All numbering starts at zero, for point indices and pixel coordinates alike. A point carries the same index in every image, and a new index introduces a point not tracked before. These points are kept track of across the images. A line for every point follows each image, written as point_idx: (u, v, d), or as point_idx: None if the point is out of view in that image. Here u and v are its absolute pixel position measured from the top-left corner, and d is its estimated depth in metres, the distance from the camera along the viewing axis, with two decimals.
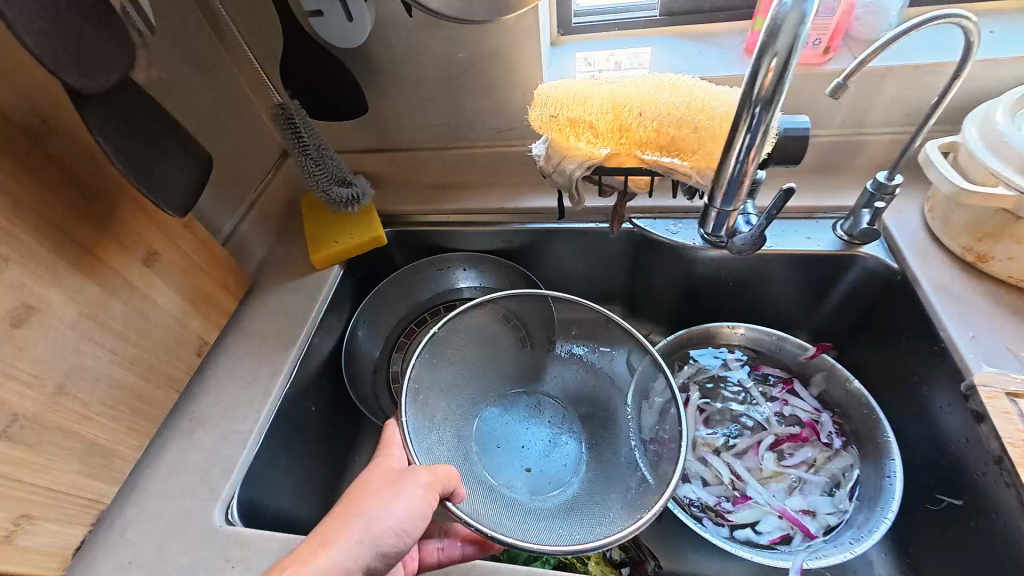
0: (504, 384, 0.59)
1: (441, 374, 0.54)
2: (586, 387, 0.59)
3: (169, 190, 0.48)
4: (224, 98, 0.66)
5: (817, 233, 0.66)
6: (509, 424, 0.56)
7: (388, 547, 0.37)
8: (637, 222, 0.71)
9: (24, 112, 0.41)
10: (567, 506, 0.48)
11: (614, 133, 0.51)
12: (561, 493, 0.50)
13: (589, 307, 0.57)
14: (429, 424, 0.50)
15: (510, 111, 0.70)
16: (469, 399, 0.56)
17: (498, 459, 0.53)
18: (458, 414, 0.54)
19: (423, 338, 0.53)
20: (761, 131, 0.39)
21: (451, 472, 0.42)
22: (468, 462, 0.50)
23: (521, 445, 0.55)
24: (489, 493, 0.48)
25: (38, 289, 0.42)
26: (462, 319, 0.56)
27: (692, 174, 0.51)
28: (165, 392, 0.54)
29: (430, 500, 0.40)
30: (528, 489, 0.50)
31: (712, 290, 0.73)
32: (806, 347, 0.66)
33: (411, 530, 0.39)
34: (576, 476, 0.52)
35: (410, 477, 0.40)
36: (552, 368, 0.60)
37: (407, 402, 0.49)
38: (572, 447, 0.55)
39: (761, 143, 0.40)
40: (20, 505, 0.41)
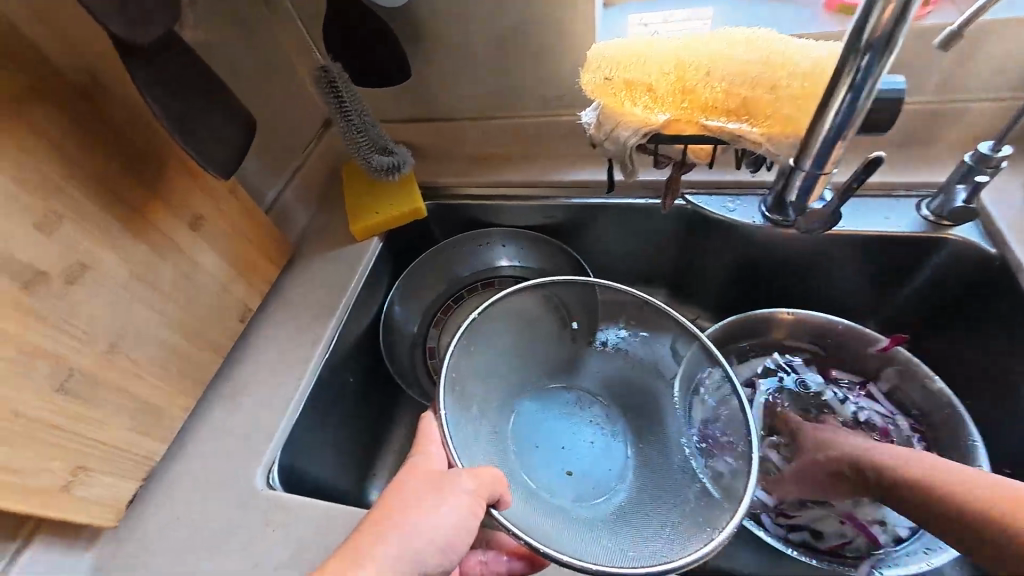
0: (541, 378, 0.56)
1: (478, 364, 0.50)
2: (627, 382, 0.55)
3: (212, 152, 0.47)
4: (268, 63, 0.65)
5: (897, 213, 0.61)
6: (548, 423, 0.53)
7: (434, 565, 0.37)
8: (690, 198, 0.66)
9: (78, 70, 0.42)
10: (614, 515, 0.45)
11: (675, 96, 0.46)
12: (606, 501, 0.47)
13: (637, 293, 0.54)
14: (466, 417, 0.47)
15: (558, 77, 0.66)
16: (506, 393, 0.53)
17: (537, 459, 0.50)
18: (495, 409, 0.51)
19: (462, 324, 0.49)
20: (864, 90, 0.38)
21: (496, 479, 0.40)
22: (507, 462, 0.47)
23: (561, 445, 0.52)
24: (530, 498, 0.45)
25: (89, 248, 0.42)
26: (503, 305, 0.52)
27: (763, 142, 0.45)
28: (211, 355, 0.55)
29: (476, 510, 0.39)
30: (572, 495, 0.47)
31: (771, 273, 0.68)
32: (878, 338, 0.60)
33: (453, 545, 0.38)
34: (623, 482, 0.48)
35: (452, 484, 0.39)
36: (590, 361, 0.57)
37: (445, 394, 0.46)
38: (615, 451, 0.51)
39: (864, 102, 0.39)
40: (76, 456, 0.43)
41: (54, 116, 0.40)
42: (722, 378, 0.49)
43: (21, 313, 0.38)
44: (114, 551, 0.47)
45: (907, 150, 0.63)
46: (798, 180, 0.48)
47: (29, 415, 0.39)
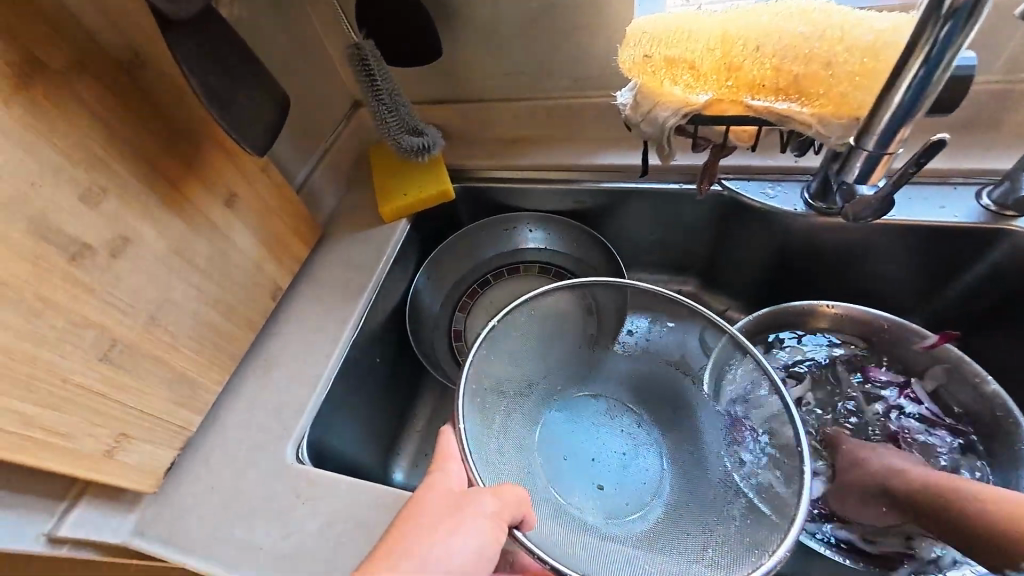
0: (564, 384, 0.55)
1: (497, 371, 0.50)
2: (655, 383, 0.54)
3: (248, 129, 0.48)
4: (299, 41, 0.65)
5: (953, 203, 0.57)
6: (575, 434, 0.52)
7: None
8: (727, 183, 0.63)
9: (119, 46, 0.42)
10: (650, 535, 0.45)
11: (720, 74, 0.44)
12: (641, 517, 0.46)
13: (660, 291, 0.52)
14: (486, 431, 0.46)
15: (593, 55, 0.63)
16: (529, 402, 0.52)
17: (567, 471, 0.49)
18: (519, 420, 0.50)
19: (480, 332, 0.49)
20: (939, 65, 0.35)
21: (519, 500, 0.39)
22: (534, 477, 0.47)
23: (591, 457, 0.51)
24: (560, 515, 0.45)
25: (130, 222, 0.43)
26: (523, 309, 0.51)
27: (813, 123, 0.44)
28: (244, 331, 0.56)
29: (498, 535, 0.37)
30: (604, 512, 0.47)
31: (809, 264, 0.65)
32: (927, 334, 0.57)
33: (473, 574, 0.36)
34: (658, 498, 0.48)
35: (472, 505, 0.38)
36: (614, 363, 0.55)
37: (464, 405, 0.45)
38: (649, 463, 0.51)
39: (938, 80, 0.36)
40: (119, 423, 0.44)
41: (97, 91, 0.40)
42: (755, 368, 0.49)
43: (69, 284, 0.39)
44: (153, 515, 0.49)
45: (967, 135, 0.59)
46: (858, 159, 0.43)
47: (76, 381, 0.41)
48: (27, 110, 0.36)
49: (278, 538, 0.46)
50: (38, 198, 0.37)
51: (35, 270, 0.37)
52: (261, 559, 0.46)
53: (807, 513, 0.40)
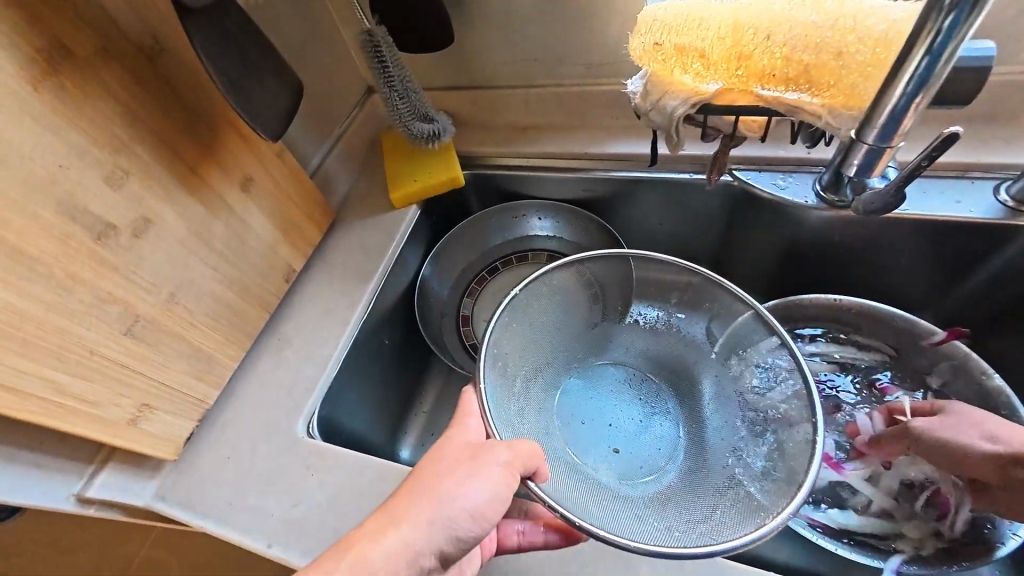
0: (585, 354, 0.56)
1: (519, 337, 0.52)
2: (670, 356, 0.55)
3: (264, 115, 0.49)
4: (315, 27, 0.66)
5: (970, 197, 0.56)
6: (594, 400, 0.54)
7: (463, 531, 0.37)
8: (738, 173, 0.63)
9: (140, 32, 0.43)
10: (661, 496, 0.46)
11: (730, 63, 0.44)
12: (654, 480, 0.48)
13: (689, 266, 0.52)
14: (507, 392, 0.48)
15: (604, 43, 0.63)
16: (551, 369, 0.54)
17: (583, 436, 0.51)
18: (539, 384, 0.52)
19: (503, 299, 0.50)
20: (943, 55, 0.34)
21: (533, 453, 0.40)
22: (549, 438, 0.49)
23: (608, 423, 0.52)
24: (574, 474, 0.46)
25: (152, 204, 0.45)
26: (545, 280, 0.52)
27: (823, 114, 0.43)
28: (259, 311, 0.58)
29: (509, 482, 0.38)
30: (618, 473, 0.48)
31: (820, 258, 0.64)
32: (934, 331, 0.57)
33: (487, 515, 0.38)
34: (671, 463, 0.49)
35: (487, 454, 0.39)
36: (631, 336, 0.57)
37: (487, 367, 0.47)
38: (665, 431, 0.52)
39: (942, 69, 0.35)
40: (142, 395, 0.47)
41: (119, 76, 0.42)
42: (779, 348, 0.48)
43: (95, 262, 0.42)
44: (175, 481, 0.52)
45: (990, 127, 0.57)
46: (858, 150, 0.43)
47: (102, 354, 0.43)
48: (56, 96, 0.38)
49: (289, 505, 0.49)
50: (66, 180, 0.39)
51: (64, 248, 0.40)
52: (273, 524, 0.48)
53: (816, 474, 0.40)
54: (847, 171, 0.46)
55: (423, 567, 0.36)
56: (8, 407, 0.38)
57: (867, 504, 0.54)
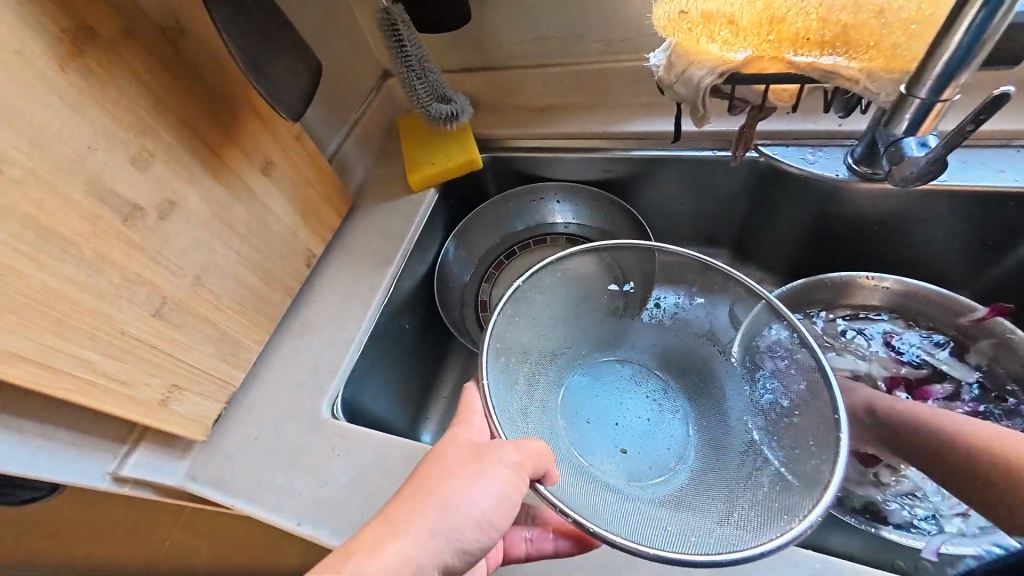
0: (591, 349, 0.55)
1: (522, 331, 0.51)
2: (678, 351, 0.54)
3: (283, 95, 0.49)
4: (331, 9, 0.65)
5: (1015, 167, 0.53)
6: (598, 398, 0.52)
7: (468, 542, 0.36)
8: (764, 149, 0.61)
9: (164, 14, 0.44)
10: (673, 498, 0.45)
11: (761, 28, 0.42)
12: (665, 481, 0.46)
13: (698, 257, 0.52)
14: (510, 389, 0.48)
15: (625, 18, 0.61)
16: (557, 366, 0.53)
17: (590, 435, 0.50)
18: (545, 382, 0.51)
19: (506, 292, 0.49)
20: (1001, 7, 0.32)
21: (541, 453, 0.39)
22: (555, 437, 0.48)
23: (615, 422, 0.51)
24: (581, 475, 0.45)
25: (176, 187, 0.46)
26: (550, 272, 0.52)
27: (861, 78, 0.41)
28: (281, 295, 0.58)
29: (517, 484, 0.38)
30: (626, 473, 0.47)
31: (851, 235, 0.62)
32: (977, 308, 0.54)
33: (494, 522, 0.37)
34: (682, 463, 0.48)
35: (494, 456, 0.38)
36: (638, 331, 0.55)
37: (488, 362, 0.47)
38: (675, 429, 0.51)
39: (999, 22, 0.33)
40: (172, 376, 0.48)
41: (142, 58, 0.42)
42: (791, 339, 0.47)
43: (122, 243, 0.42)
44: (203, 462, 0.53)
45: None
46: (909, 108, 0.42)
47: (132, 334, 0.44)
48: (82, 76, 0.38)
49: (315, 485, 0.49)
50: (94, 161, 0.39)
51: (93, 230, 0.40)
52: (302, 502, 0.49)
53: (842, 476, 0.39)
54: (896, 127, 0.44)
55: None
56: (45, 384, 0.39)
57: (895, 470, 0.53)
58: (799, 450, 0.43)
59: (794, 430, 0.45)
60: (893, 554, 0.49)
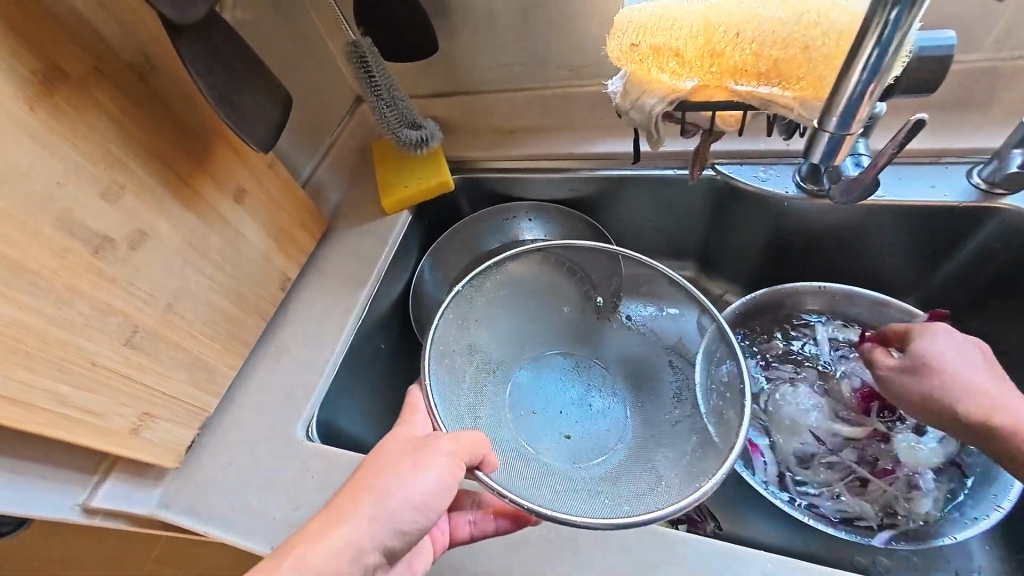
0: (538, 346, 0.58)
1: (466, 333, 0.53)
2: (626, 345, 0.57)
3: (254, 126, 0.50)
4: (302, 41, 0.68)
5: (946, 182, 0.58)
6: (545, 388, 0.55)
7: (406, 523, 0.37)
8: (720, 168, 0.64)
9: (132, 51, 0.44)
10: (611, 475, 0.47)
11: (704, 60, 0.45)
12: (604, 461, 0.49)
13: (634, 254, 0.55)
14: (455, 387, 0.49)
15: (585, 48, 0.65)
16: (503, 364, 0.55)
17: (536, 424, 0.52)
18: (493, 378, 0.53)
19: (447, 296, 0.51)
20: (891, 46, 0.36)
21: (476, 441, 0.40)
22: (501, 429, 0.49)
23: (559, 409, 0.53)
24: (525, 461, 0.47)
25: (147, 217, 0.47)
26: (492, 272, 0.54)
27: (795, 106, 0.45)
28: (255, 320, 0.59)
29: (455, 472, 0.39)
30: (568, 456, 0.49)
31: (804, 247, 0.66)
32: (916, 313, 0.58)
33: (431, 505, 0.38)
34: (621, 443, 0.50)
35: (429, 447, 0.39)
36: (609, 335, 0.58)
37: (431, 364, 0.47)
38: (616, 413, 0.53)
39: (891, 60, 0.37)
40: (143, 405, 0.48)
41: (114, 96, 0.43)
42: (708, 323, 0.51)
43: (92, 275, 0.43)
44: (177, 490, 0.52)
45: (963, 113, 0.59)
46: (822, 144, 0.45)
47: (102, 364, 0.44)
48: (51, 115, 0.39)
49: (290, 508, 0.50)
50: (64, 197, 0.40)
51: (63, 262, 0.41)
52: (276, 526, 0.49)
53: (745, 437, 0.43)
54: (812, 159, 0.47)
55: (369, 562, 0.36)
56: (14, 418, 0.40)
57: (848, 475, 0.56)
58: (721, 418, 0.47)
59: (717, 412, 0.48)
60: (853, 551, 0.52)
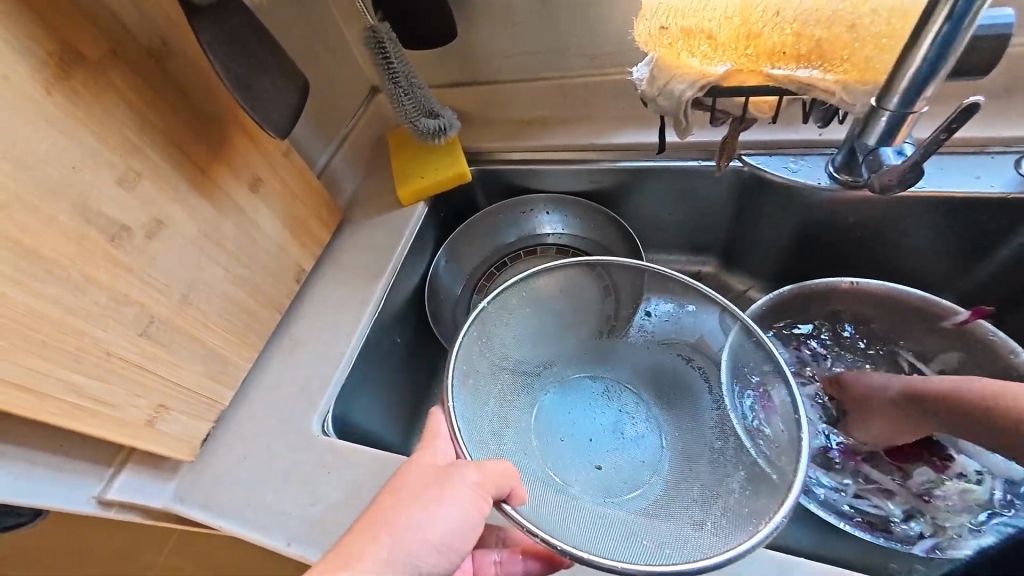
0: (565, 368, 0.56)
1: (490, 353, 0.51)
2: (662, 370, 0.55)
3: (270, 111, 0.49)
4: (318, 27, 0.66)
5: (990, 172, 0.55)
6: (572, 413, 0.53)
7: (428, 566, 0.36)
8: (747, 159, 0.62)
9: (148, 33, 0.43)
10: (649, 510, 0.45)
11: (738, 43, 0.43)
12: (640, 495, 0.47)
13: (659, 268, 0.53)
14: (478, 412, 0.47)
15: (608, 34, 0.63)
16: (528, 387, 0.53)
17: (564, 453, 0.50)
18: (519, 402, 0.52)
19: (470, 314, 0.50)
20: (966, 18, 0.34)
21: (504, 472, 0.39)
22: (527, 457, 0.48)
23: (589, 438, 0.52)
24: (555, 494, 0.45)
25: (163, 206, 0.46)
26: (516, 288, 0.53)
27: (836, 90, 0.42)
28: (270, 311, 0.58)
29: (479, 505, 0.37)
30: (600, 488, 0.47)
31: (834, 242, 0.63)
32: (956, 310, 0.56)
33: (454, 546, 0.37)
34: (657, 476, 0.48)
35: (454, 478, 0.38)
36: (633, 350, 0.55)
37: (455, 386, 0.46)
38: (649, 441, 0.51)
39: (962, 36, 0.35)
40: (158, 396, 0.47)
41: (130, 80, 0.42)
42: (743, 334, 0.50)
43: (108, 263, 0.42)
44: (192, 483, 0.52)
45: (1009, 99, 0.56)
46: (879, 125, 0.43)
47: (117, 354, 0.43)
48: (67, 98, 0.38)
49: (306, 505, 0.49)
50: (79, 182, 0.39)
51: (79, 250, 0.40)
52: (291, 523, 0.48)
53: (804, 476, 0.41)
54: (867, 140, 0.46)
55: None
56: (28, 408, 0.39)
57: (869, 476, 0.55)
58: (772, 454, 0.45)
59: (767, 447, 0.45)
60: (886, 558, 0.50)
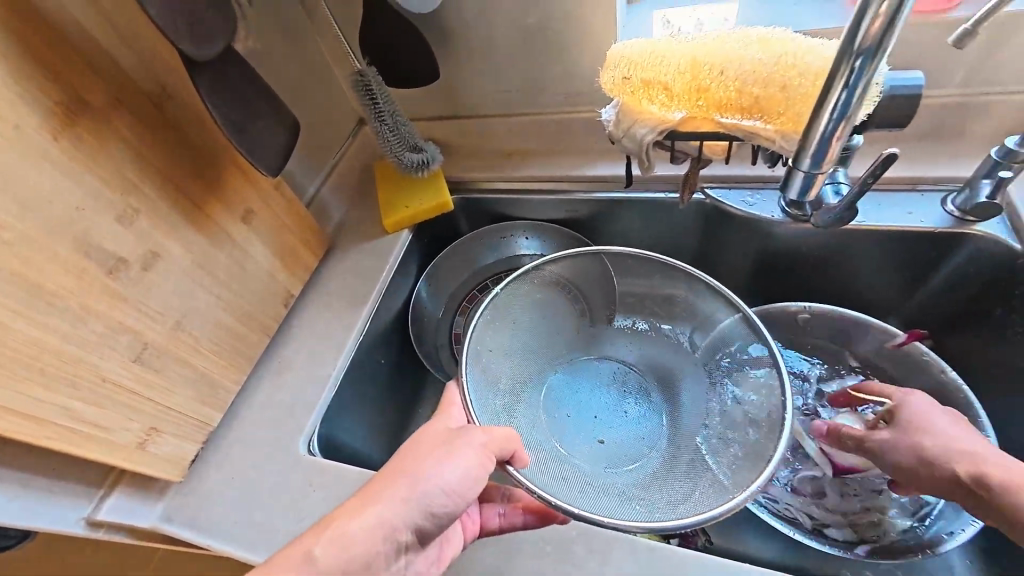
0: (572, 349, 0.60)
1: (501, 334, 0.55)
2: (664, 357, 0.59)
3: (263, 152, 0.53)
4: (312, 67, 0.71)
5: (922, 208, 0.60)
6: (579, 392, 0.56)
7: (438, 505, 0.38)
8: (709, 192, 0.67)
9: (149, 81, 0.47)
10: (644, 481, 0.49)
11: (690, 95, 0.48)
12: (637, 468, 0.50)
13: (661, 258, 0.58)
14: (491, 390, 0.51)
15: (579, 76, 0.68)
16: (539, 366, 0.57)
17: (568, 426, 0.53)
18: (528, 379, 0.55)
19: (486, 297, 0.55)
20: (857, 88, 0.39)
21: (507, 437, 0.42)
22: (535, 430, 0.51)
23: (594, 415, 0.55)
24: (559, 463, 0.49)
25: (159, 239, 0.49)
26: (525, 279, 0.57)
27: (777, 139, 0.47)
28: (259, 336, 0.61)
29: (485, 464, 0.40)
30: (601, 460, 0.51)
31: (790, 266, 0.68)
32: (896, 333, 0.61)
33: (460, 493, 0.39)
34: (654, 450, 0.52)
35: (461, 439, 0.40)
36: (634, 339, 0.60)
37: (468, 362, 0.51)
38: (650, 420, 0.54)
39: (858, 103, 0.39)
40: (150, 420, 0.49)
41: (131, 124, 0.46)
42: (743, 323, 0.53)
43: (106, 294, 0.45)
44: (181, 504, 0.54)
45: (937, 142, 0.62)
46: (796, 179, 0.47)
47: (112, 379, 0.46)
48: (73, 143, 0.41)
49: (293, 521, 0.51)
50: (81, 220, 0.42)
51: (80, 282, 0.43)
52: (277, 538, 0.50)
53: (784, 450, 0.45)
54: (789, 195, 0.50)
55: (400, 541, 0.37)
56: (28, 433, 0.41)
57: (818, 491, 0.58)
58: (749, 429, 0.49)
59: (745, 423, 0.50)
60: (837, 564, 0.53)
